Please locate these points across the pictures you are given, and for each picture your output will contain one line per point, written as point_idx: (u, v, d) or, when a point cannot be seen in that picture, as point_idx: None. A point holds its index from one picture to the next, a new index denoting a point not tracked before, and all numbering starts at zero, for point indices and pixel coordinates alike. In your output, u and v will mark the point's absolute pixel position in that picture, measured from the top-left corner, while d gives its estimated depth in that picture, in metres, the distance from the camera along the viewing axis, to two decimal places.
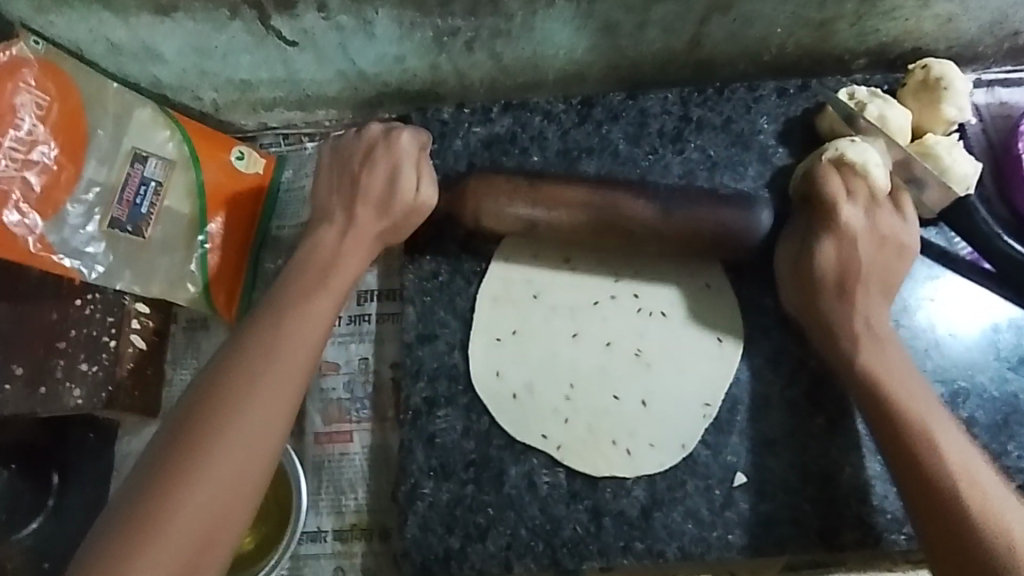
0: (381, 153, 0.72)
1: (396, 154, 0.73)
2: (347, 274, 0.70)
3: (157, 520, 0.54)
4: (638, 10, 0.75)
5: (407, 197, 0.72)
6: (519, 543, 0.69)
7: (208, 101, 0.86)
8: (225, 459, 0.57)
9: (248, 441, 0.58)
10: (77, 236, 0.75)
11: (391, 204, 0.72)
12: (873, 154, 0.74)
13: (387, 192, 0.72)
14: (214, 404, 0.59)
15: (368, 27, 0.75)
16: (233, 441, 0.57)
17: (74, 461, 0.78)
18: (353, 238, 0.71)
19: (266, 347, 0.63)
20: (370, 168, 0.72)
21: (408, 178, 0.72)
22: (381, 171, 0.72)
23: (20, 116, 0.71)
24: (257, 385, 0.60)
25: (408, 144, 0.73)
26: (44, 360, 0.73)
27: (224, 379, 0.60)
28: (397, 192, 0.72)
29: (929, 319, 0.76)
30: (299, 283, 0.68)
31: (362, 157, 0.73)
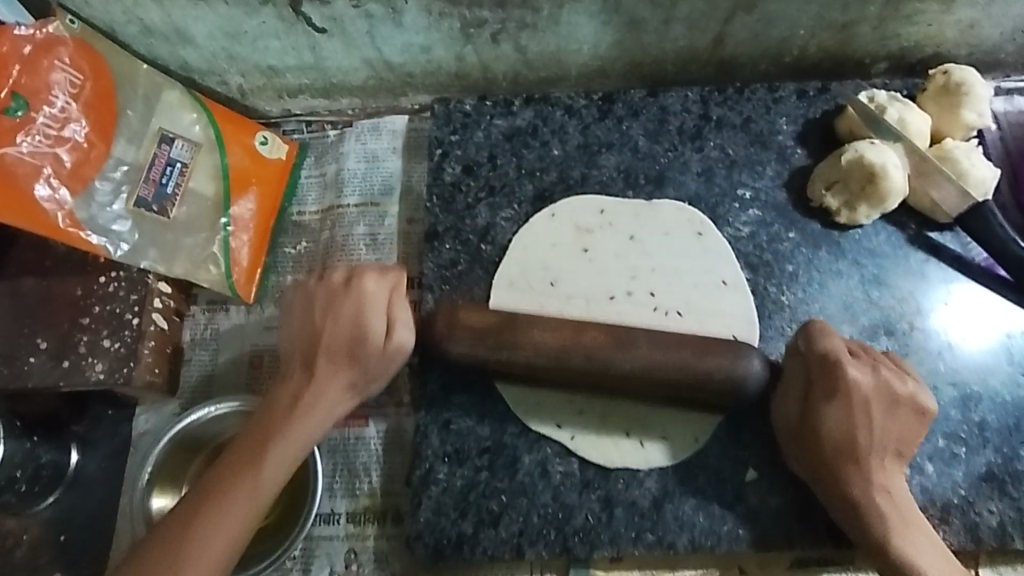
0: (344, 297, 0.68)
1: (364, 282, 0.69)
2: (321, 416, 0.66)
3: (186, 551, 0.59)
4: (663, 7, 0.76)
5: (373, 348, 0.67)
6: (531, 530, 0.70)
7: (234, 85, 0.87)
8: (203, 571, 0.59)
9: (220, 557, 0.59)
10: (105, 213, 0.75)
11: (364, 350, 0.67)
12: (890, 156, 0.75)
13: (357, 343, 0.67)
14: (190, 520, 0.60)
15: (397, 16, 0.77)
16: (236, 515, 0.61)
17: (93, 436, 0.79)
18: (328, 385, 0.67)
19: (240, 489, 0.62)
20: (334, 313, 0.68)
21: (378, 301, 0.69)
22: (345, 319, 0.68)
23: (55, 93, 0.71)
24: (237, 485, 0.62)
25: (374, 289, 0.69)
26: (69, 333, 0.75)
27: (246, 438, 0.64)
28: (365, 344, 0.67)
29: (943, 323, 0.77)
30: (273, 412, 0.66)
31: (323, 310, 0.68)
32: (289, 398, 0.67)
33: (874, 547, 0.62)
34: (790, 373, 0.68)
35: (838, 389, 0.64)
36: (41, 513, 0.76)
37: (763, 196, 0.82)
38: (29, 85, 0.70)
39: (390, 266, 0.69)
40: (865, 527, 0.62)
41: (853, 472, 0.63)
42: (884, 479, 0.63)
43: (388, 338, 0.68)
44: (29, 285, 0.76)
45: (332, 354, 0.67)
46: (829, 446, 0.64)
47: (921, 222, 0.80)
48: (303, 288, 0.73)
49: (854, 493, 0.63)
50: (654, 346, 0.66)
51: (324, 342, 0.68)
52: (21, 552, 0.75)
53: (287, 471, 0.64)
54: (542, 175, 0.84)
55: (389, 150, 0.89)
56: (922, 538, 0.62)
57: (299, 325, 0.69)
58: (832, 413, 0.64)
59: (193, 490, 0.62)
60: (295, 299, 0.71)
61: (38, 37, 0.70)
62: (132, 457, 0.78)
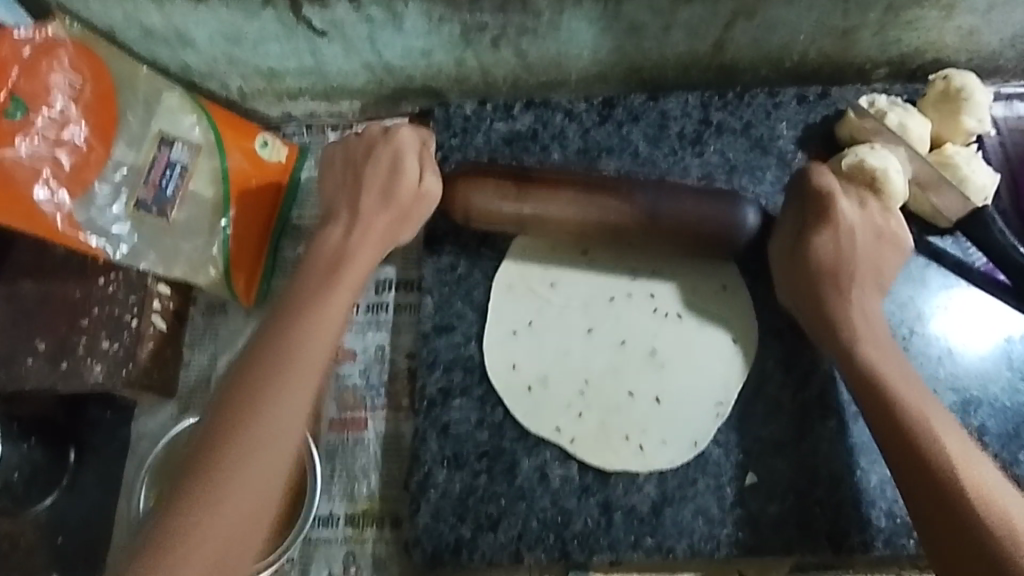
0: (384, 145, 0.76)
1: (399, 139, 0.76)
2: (363, 251, 0.73)
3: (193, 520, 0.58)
4: (664, 13, 0.76)
5: (408, 191, 0.74)
6: (530, 535, 0.69)
7: (234, 89, 0.87)
8: (237, 500, 0.59)
9: (270, 476, 0.60)
10: (104, 216, 0.75)
11: (398, 187, 0.74)
12: (891, 161, 0.75)
13: (393, 178, 0.74)
14: (232, 406, 0.62)
15: (397, 21, 0.77)
16: (263, 455, 0.61)
17: (92, 440, 0.79)
18: (371, 215, 0.74)
19: (264, 403, 0.62)
20: (374, 162, 0.75)
21: (411, 159, 0.75)
22: (384, 164, 0.75)
23: (54, 96, 0.72)
24: (268, 413, 0.62)
25: (409, 138, 0.76)
26: (68, 336, 0.74)
27: (248, 389, 0.63)
28: (399, 183, 0.74)
29: (942, 329, 0.77)
30: (312, 272, 0.71)
31: (359, 174, 0.75)
32: (340, 230, 0.74)
33: (894, 432, 0.61)
34: (796, 272, 0.71)
35: (841, 283, 0.70)
36: (39, 516, 0.76)
37: (763, 201, 0.82)
38: (29, 88, 0.70)
39: (420, 137, 0.78)
40: (884, 411, 0.63)
41: (862, 359, 0.66)
42: (891, 364, 0.66)
43: (420, 181, 0.75)
44: (27, 288, 0.76)
45: (370, 188, 0.74)
46: (830, 322, 0.69)
47: (921, 228, 0.80)
48: (327, 187, 0.77)
49: (877, 376, 0.65)
50: (665, 199, 0.73)
51: (365, 181, 0.75)
52: (18, 556, 0.75)
53: (323, 353, 0.66)
54: None
55: None
56: (950, 432, 0.61)
57: (336, 188, 0.76)
58: (831, 256, 0.70)
59: (215, 417, 0.62)
60: (332, 160, 0.78)
61: (38, 41, 0.70)
62: (130, 460, 0.78)
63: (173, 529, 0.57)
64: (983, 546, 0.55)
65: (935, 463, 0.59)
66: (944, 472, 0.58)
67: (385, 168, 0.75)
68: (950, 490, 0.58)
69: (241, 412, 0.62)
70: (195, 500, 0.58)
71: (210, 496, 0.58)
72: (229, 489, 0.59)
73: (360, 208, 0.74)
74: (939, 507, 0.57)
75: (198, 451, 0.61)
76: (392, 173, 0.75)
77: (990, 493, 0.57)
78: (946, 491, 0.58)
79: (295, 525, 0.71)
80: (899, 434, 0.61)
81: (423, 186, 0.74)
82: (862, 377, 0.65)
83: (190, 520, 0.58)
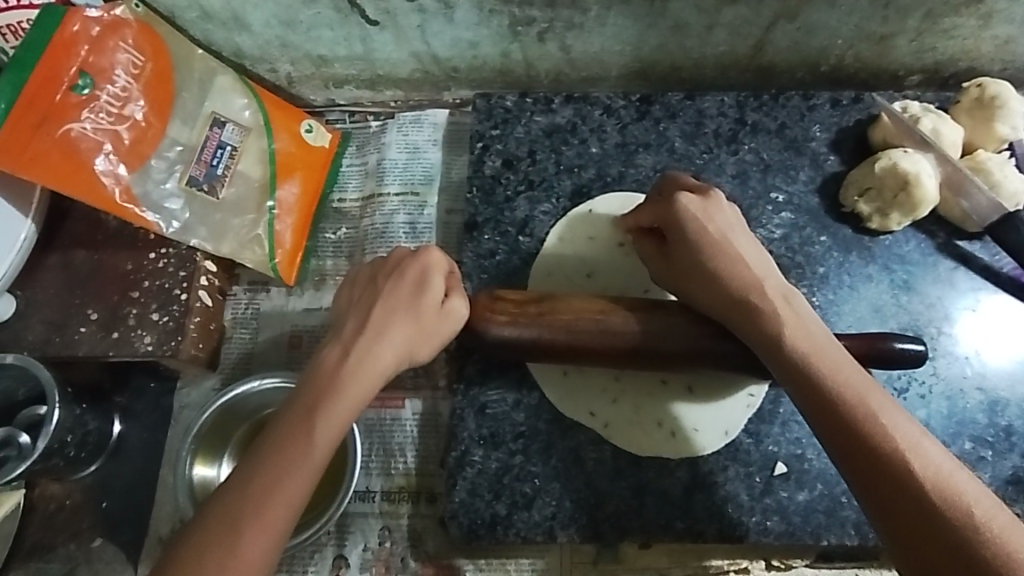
0: (411, 263, 0.68)
1: (427, 259, 0.68)
2: (371, 376, 0.63)
3: (230, 534, 0.53)
4: (708, 13, 0.79)
5: (432, 315, 0.66)
6: (563, 514, 0.71)
7: (283, 74, 0.90)
8: (262, 539, 0.54)
9: (279, 517, 0.55)
10: (159, 191, 0.77)
11: (421, 307, 0.66)
12: (924, 165, 0.77)
13: (416, 297, 0.66)
14: (247, 504, 0.54)
15: (449, 12, 0.79)
16: (293, 485, 0.56)
17: (135, 407, 0.82)
18: (387, 333, 0.65)
19: (293, 452, 0.57)
20: (397, 275, 0.67)
21: (440, 279, 0.68)
22: (409, 279, 0.67)
23: (116, 72, 0.74)
24: (315, 420, 0.59)
25: (438, 259, 0.69)
26: (119, 305, 0.77)
27: (295, 406, 0.60)
28: (424, 299, 0.66)
29: (972, 330, 0.79)
30: (320, 378, 0.62)
31: (389, 270, 0.68)
32: (340, 351, 0.63)
33: (833, 424, 0.55)
34: (680, 257, 0.67)
35: (731, 260, 0.65)
36: (84, 479, 0.79)
37: (796, 201, 0.84)
38: (95, 64, 0.73)
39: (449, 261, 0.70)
40: (805, 390, 0.58)
41: (768, 332, 0.61)
42: (796, 327, 0.61)
43: (445, 301, 0.67)
44: (81, 258, 0.78)
45: (392, 307, 0.66)
46: (730, 296, 0.64)
47: (951, 231, 0.82)
48: (340, 303, 0.69)
49: (788, 352, 0.59)
50: (690, 330, 0.67)
51: (385, 297, 0.66)
52: (64, 516, 0.78)
53: (337, 439, 0.60)
54: (580, 171, 0.86)
55: (430, 142, 0.91)
56: (885, 412, 0.54)
57: (350, 305, 0.68)
58: (716, 231, 0.66)
59: (242, 462, 0.57)
60: (356, 279, 0.70)
61: (106, 19, 0.72)
62: (172, 429, 0.81)
63: (201, 549, 0.53)
64: (958, 548, 0.48)
65: (876, 455, 0.52)
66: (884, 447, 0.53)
67: (409, 287, 0.67)
68: (896, 478, 0.51)
69: (298, 421, 0.59)
70: (230, 517, 0.54)
71: (234, 537, 0.53)
72: (270, 500, 0.55)
73: (382, 261, 0.69)
74: (875, 494, 0.52)
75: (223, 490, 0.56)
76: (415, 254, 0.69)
77: (939, 479, 0.51)
78: (875, 470, 0.52)
79: (333, 506, 0.72)
80: (824, 414, 0.56)
81: (448, 310, 0.67)
82: (777, 352, 0.60)
83: (229, 538, 0.53)
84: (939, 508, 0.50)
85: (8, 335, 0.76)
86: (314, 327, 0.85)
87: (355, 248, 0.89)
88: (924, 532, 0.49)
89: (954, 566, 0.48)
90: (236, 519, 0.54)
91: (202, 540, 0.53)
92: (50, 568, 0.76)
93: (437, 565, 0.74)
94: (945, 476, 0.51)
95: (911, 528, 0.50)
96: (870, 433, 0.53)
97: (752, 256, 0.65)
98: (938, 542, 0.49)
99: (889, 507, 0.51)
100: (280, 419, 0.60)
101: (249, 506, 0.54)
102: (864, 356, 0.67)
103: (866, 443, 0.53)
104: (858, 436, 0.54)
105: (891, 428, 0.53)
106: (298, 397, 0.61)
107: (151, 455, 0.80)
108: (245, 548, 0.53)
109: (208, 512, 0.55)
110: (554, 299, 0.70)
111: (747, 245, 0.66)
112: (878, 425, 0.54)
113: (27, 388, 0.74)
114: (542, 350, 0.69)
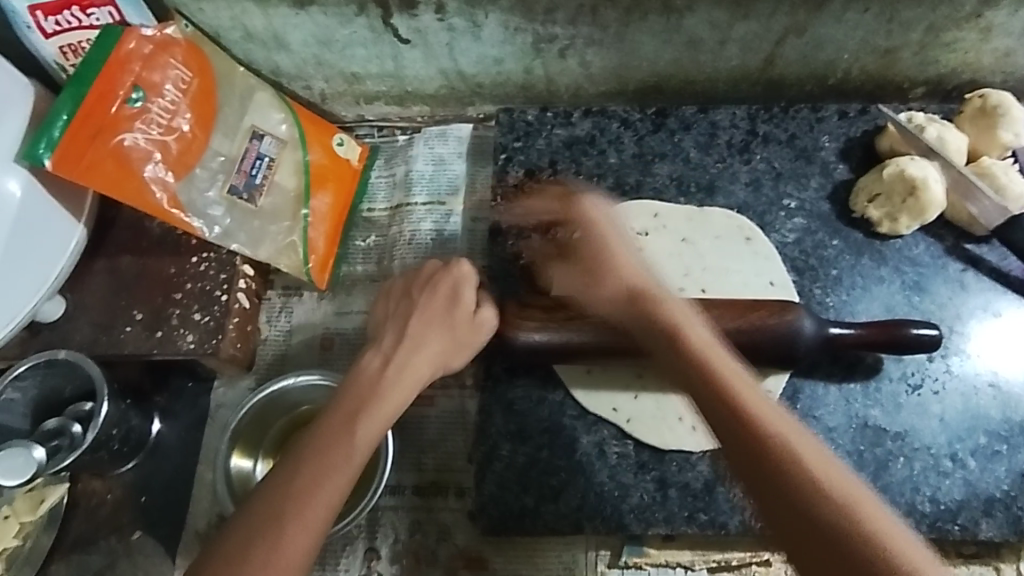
0: (443, 276, 0.72)
1: (460, 272, 0.72)
2: (408, 385, 0.66)
3: (276, 531, 0.55)
4: (722, 29, 0.83)
5: (464, 324, 0.70)
6: (589, 506, 0.74)
7: (317, 90, 0.95)
8: (303, 536, 0.55)
9: (321, 514, 0.57)
10: (202, 199, 0.81)
11: (455, 318, 0.70)
12: (930, 171, 0.80)
13: (450, 310, 0.70)
14: (291, 500, 0.56)
15: (476, 30, 0.84)
16: (334, 483, 0.58)
17: (174, 407, 0.85)
18: (422, 345, 0.68)
19: (336, 454, 0.59)
20: (431, 289, 0.71)
21: (471, 292, 0.71)
22: (442, 292, 0.71)
23: (165, 88, 0.78)
24: (355, 426, 0.62)
25: (469, 272, 0.72)
26: (162, 306, 0.81)
27: (336, 410, 0.63)
28: (456, 311, 0.70)
29: (985, 330, 0.81)
30: (361, 384, 0.65)
31: (423, 283, 0.72)
32: (380, 360, 0.67)
33: (714, 400, 0.56)
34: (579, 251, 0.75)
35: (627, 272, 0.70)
36: (124, 476, 0.82)
37: (808, 206, 0.87)
38: (147, 79, 0.77)
39: (479, 273, 0.74)
40: (693, 368, 0.59)
41: (665, 323, 0.64)
42: (685, 321, 0.64)
43: (477, 311, 0.71)
44: (126, 262, 0.83)
45: (428, 319, 0.70)
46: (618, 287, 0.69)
47: (959, 235, 0.85)
48: (377, 316, 0.72)
49: (678, 338, 0.62)
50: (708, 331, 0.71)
51: (420, 311, 0.70)
52: (105, 511, 0.81)
53: (376, 441, 0.63)
54: (600, 180, 0.90)
55: (455, 154, 0.96)
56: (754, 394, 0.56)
57: (387, 316, 0.71)
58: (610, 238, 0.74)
59: (283, 461, 0.60)
60: (389, 291, 0.73)
61: (158, 38, 0.77)
62: (210, 427, 0.84)
63: (246, 542, 0.54)
64: (833, 530, 0.47)
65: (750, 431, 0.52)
66: (759, 427, 0.52)
67: (442, 298, 0.71)
68: (773, 451, 0.51)
69: (340, 428, 0.61)
70: (274, 513, 0.56)
71: (278, 531, 0.55)
72: (311, 501, 0.57)
73: (414, 274, 0.73)
74: (751, 470, 0.51)
75: (263, 485, 0.58)
76: (446, 267, 0.72)
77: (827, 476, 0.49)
78: (750, 436, 0.52)
79: (364, 500, 0.74)
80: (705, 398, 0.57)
81: (478, 320, 0.71)
82: (669, 340, 0.63)
83: (273, 534, 0.55)
84: (821, 495, 0.48)
85: (57, 335, 0.80)
86: (346, 330, 0.89)
87: (384, 254, 0.93)
88: (797, 509, 0.48)
89: (827, 545, 0.47)
90: (280, 516, 0.56)
91: (249, 537, 0.55)
92: (91, 560, 0.79)
93: (466, 557, 0.76)
94: (822, 457, 0.51)
95: (786, 502, 0.49)
96: (745, 408, 0.54)
97: (640, 267, 0.71)
98: (808, 514, 0.48)
99: (766, 487, 0.50)
100: (322, 422, 0.62)
101: (292, 504, 0.56)
102: (879, 343, 0.72)
103: (740, 416, 0.53)
104: (743, 413, 0.53)
105: (767, 410, 0.54)
106: (339, 402, 0.64)
107: (188, 451, 0.83)
108: (289, 542, 0.55)
109: (253, 509, 0.57)
110: (580, 300, 0.74)
111: (633, 258, 0.72)
112: (763, 408, 0.54)
113: (74, 385, 0.78)
114: (574, 351, 0.73)
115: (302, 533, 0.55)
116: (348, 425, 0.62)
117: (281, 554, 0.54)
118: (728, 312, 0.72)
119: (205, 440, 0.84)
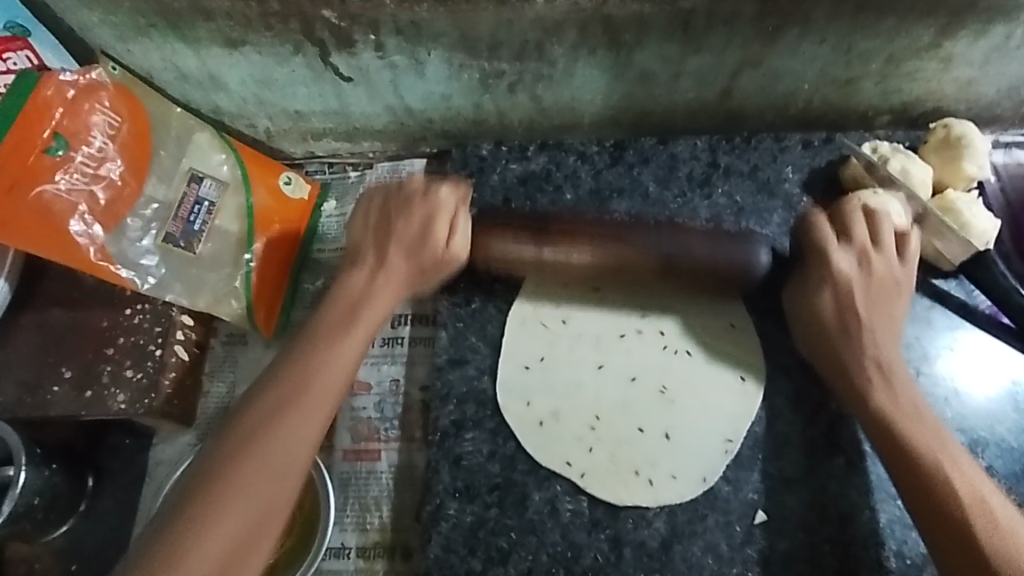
0: (420, 204, 0.75)
1: (437, 197, 0.75)
2: (375, 318, 0.73)
3: (212, 500, 0.61)
4: (674, 62, 0.80)
5: (433, 250, 0.74)
6: (539, 568, 0.71)
7: (262, 128, 0.91)
8: (241, 500, 0.61)
9: (262, 476, 0.62)
10: (134, 248, 0.79)
11: (426, 243, 0.74)
12: (891, 206, 0.75)
13: (422, 235, 0.74)
14: (236, 461, 0.62)
15: (420, 67, 0.81)
16: (278, 444, 0.64)
17: (110, 466, 0.82)
18: (391, 269, 0.74)
19: (280, 414, 0.65)
20: (407, 215, 0.75)
21: (443, 219, 0.75)
22: (417, 217, 0.75)
23: (93, 134, 0.76)
24: (304, 389, 0.67)
25: (448, 197, 0.76)
26: (94, 363, 0.77)
27: (285, 371, 0.68)
28: (428, 236, 0.74)
29: (953, 370, 0.78)
30: (316, 347, 0.70)
31: (401, 204, 0.76)
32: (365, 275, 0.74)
33: (899, 457, 0.64)
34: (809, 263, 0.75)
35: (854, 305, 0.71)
36: (56, 541, 0.79)
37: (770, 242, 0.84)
38: (71, 126, 0.75)
39: (459, 195, 0.76)
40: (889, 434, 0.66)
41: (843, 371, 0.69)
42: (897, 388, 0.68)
43: (449, 240, 0.74)
44: (57, 316, 0.79)
45: (400, 245, 0.75)
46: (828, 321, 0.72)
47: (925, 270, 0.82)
48: (356, 224, 0.78)
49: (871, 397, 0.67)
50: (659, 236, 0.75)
51: (398, 235, 0.75)
52: None
53: (328, 405, 0.67)
54: None
55: None
56: (955, 458, 0.63)
57: (365, 230, 0.76)
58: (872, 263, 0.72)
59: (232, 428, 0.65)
60: (367, 207, 0.77)
61: (81, 83, 0.75)
62: (147, 486, 0.80)
63: (192, 512, 0.60)
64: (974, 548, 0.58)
65: (929, 482, 0.62)
66: (934, 474, 0.62)
67: (417, 222, 0.75)
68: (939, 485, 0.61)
69: (289, 393, 0.66)
70: (211, 476, 0.62)
71: (217, 495, 0.61)
72: (254, 461, 0.63)
73: (392, 192, 0.77)
74: (929, 505, 0.61)
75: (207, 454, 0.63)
76: (423, 198, 0.76)
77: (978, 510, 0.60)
78: (922, 473, 0.63)
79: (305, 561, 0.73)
80: (896, 454, 0.65)
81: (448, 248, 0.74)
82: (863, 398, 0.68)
83: (212, 501, 0.61)
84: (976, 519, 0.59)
85: None
86: None
87: None
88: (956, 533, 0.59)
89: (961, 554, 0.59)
90: (220, 477, 0.62)
91: (184, 509, 0.60)
92: None
93: None
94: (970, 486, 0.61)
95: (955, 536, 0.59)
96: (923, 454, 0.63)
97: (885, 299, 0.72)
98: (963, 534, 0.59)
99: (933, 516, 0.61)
100: (272, 388, 0.67)
101: (229, 469, 0.62)
102: None
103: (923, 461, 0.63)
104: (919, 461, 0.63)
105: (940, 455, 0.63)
106: (288, 365, 0.69)
107: (124, 514, 0.80)
108: (225, 504, 0.61)
109: (190, 487, 0.62)
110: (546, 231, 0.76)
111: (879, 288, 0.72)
112: (935, 455, 0.63)
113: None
114: (535, 264, 0.76)
115: (242, 497, 0.61)
116: (298, 390, 0.67)
117: (222, 518, 0.60)
118: (676, 232, 0.75)
119: (142, 500, 0.80)
